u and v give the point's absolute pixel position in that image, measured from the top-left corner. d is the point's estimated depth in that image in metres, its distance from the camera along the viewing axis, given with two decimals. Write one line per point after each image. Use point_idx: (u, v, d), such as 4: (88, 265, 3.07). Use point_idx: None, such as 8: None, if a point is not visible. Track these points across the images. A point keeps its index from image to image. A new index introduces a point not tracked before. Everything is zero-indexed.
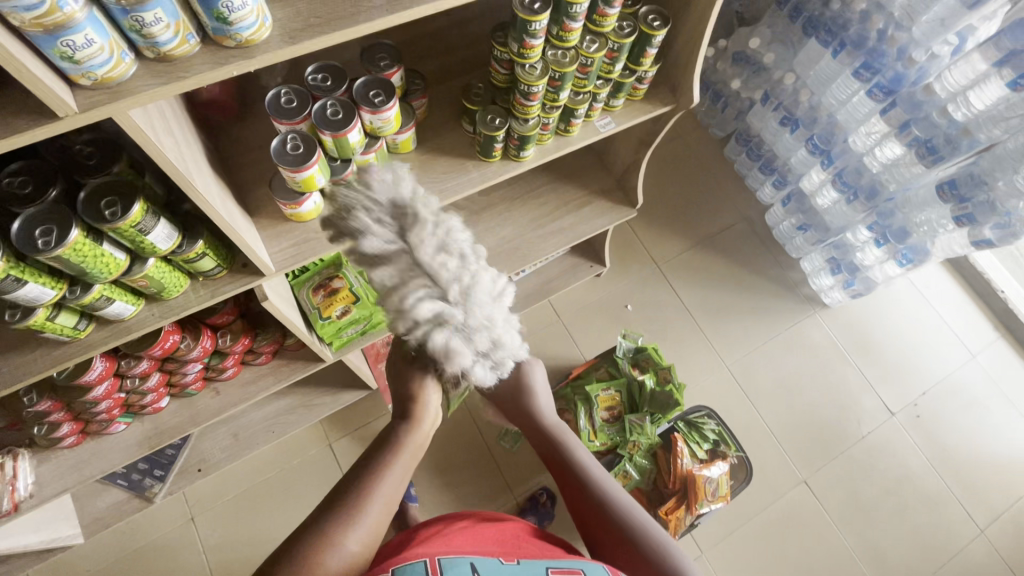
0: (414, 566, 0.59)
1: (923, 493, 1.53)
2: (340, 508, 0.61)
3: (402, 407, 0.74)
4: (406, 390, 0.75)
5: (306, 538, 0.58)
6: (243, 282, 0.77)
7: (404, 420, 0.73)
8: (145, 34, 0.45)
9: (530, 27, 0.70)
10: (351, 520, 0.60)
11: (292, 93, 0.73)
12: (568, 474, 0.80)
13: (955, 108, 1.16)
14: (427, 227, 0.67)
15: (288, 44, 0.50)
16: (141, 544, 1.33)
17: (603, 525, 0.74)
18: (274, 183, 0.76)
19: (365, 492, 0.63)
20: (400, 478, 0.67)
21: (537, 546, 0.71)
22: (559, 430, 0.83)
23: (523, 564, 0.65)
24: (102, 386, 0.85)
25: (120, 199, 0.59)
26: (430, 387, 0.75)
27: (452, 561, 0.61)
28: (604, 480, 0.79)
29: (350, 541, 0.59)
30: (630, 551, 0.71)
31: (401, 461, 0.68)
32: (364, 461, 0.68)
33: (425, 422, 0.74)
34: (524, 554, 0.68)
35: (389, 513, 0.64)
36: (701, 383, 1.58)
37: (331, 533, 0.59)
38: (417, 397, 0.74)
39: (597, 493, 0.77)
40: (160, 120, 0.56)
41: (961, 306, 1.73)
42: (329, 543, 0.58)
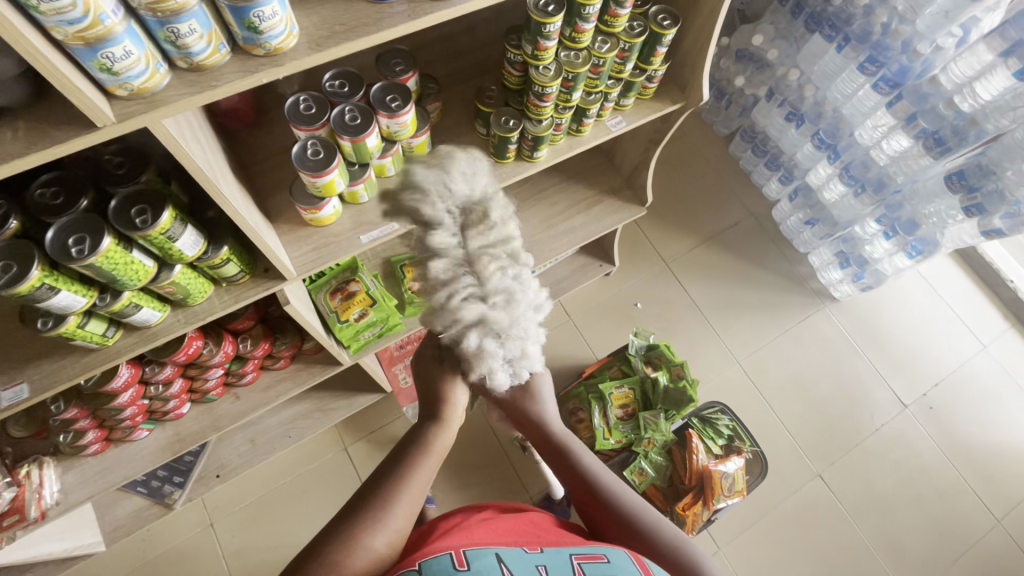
0: (441, 557, 0.59)
1: (938, 484, 1.53)
2: (367, 511, 0.62)
3: (429, 409, 0.76)
4: (436, 390, 0.77)
5: (333, 541, 0.59)
6: (265, 286, 0.78)
7: (432, 420, 0.74)
8: (179, 45, 0.46)
9: (544, 29, 0.71)
10: (378, 522, 0.61)
11: (310, 99, 0.75)
12: (578, 479, 0.78)
13: (962, 99, 1.17)
14: (488, 231, 0.66)
15: (314, 52, 0.52)
16: (161, 551, 1.34)
17: (617, 527, 0.73)
18: (294, 188, 0.77)
19: (390, 495, 0.64)
20: (426, 480, 0.68)
21: (555, 533, 0.72)
22: (566, 438, 0.82)
23: (546, 552, 0.66)
24: (127, 393, 0.86)
25: (151, 207, 0.60)
26: (458, 388, 0.77)
27: (477, 553, 0.62)
28: (614, 483, 0.78)
29: (377, 543, 0.60)
30: (647, 550, 0.71)
31: (427, 463, 0.69)
32: (389, 462, 0.69)
33: (451, 425, 0.75)
34: (547, 543, 0.68)
35: (414, 515, 0.65)
36: (713, 378, 1.58)
37: (358, 535, 0.59)
38: (445, 398, 0.76)
39: (607, 496, 0.76)
40: (188, 128, 0.58)
41: (970, 297, 1.73)
42: (356, 545, 0.59)
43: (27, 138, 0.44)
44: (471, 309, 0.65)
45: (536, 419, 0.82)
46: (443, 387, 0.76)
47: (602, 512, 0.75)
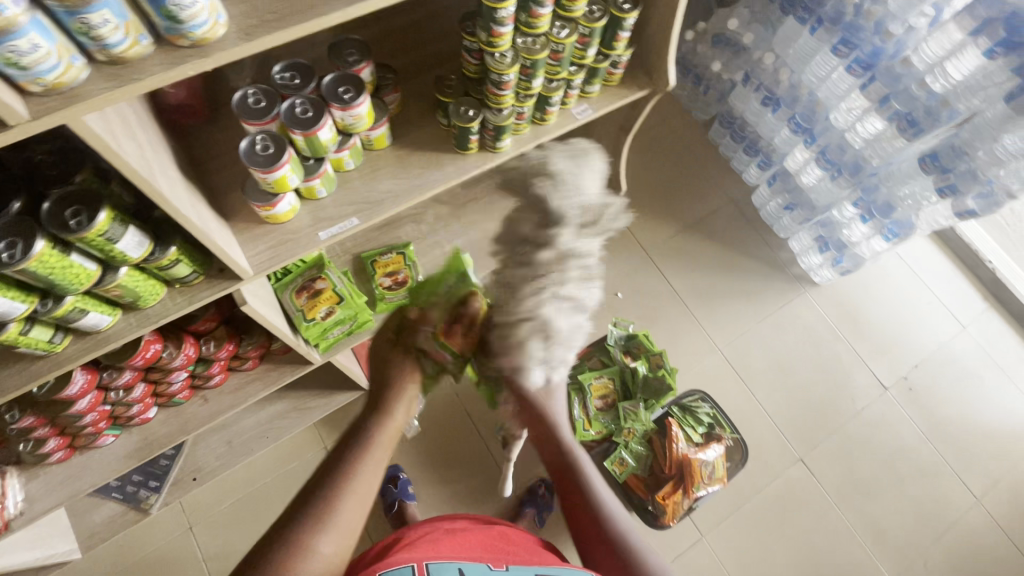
0: (403, 569, 0.67)
1: (918, 464, 1.54)
2: (312, 514, 0.60)
3: (376, 400, 0.75)
4: (387, 376, 0.77)
5: (277, 548, 0.58)
6: (220, 287, 0.76)
7: (374, 412, 0.73)
8: (94, 36, 0.44)
9: (497, 14, 0.69)
10: (323, 525, 0.60)
11: (259, 92, 0.73)
12: (575, 491, 0.76)
13: (934, 80, 1.15)
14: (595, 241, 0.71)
15: (245, 41, 0.49)
16: (139, 556, 1.32)
17: (606, 550, 0.72)
18: (246, 185, 0.75)
19: (336, 495, 0.63)
20: (374, 475, 0.67)
21: (525, 550, 0.77)
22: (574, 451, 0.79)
23: (511, 571, 0.71)
24: (85, 399, 0.84)
25: (86, 208, 0.58)
26: (408, 375, 0.77)
27: (440, 566, 0.68)
28: (611, 502, 0.76)
29: (324, 546, 0.59)
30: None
31: (374, 456, 0.68)
32: (334, 460, 0.67)
33: (395, 417, 0.74)
34: (513, 559, 0.73)
35: (363, 514, 0.64)
36: (694, 367, 1.58)
37: (305, 539, 0.58)
38: (398, 389, 0.75)
39: (602, 512, 0.74)
40: (121, 124, 0.55)
41: (951, 279, 1.74)
42: (306, 551, 0.58)
43: None
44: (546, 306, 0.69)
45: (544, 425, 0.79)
46: (398, 373, 0.77)
47: (595, 531, 0.74)
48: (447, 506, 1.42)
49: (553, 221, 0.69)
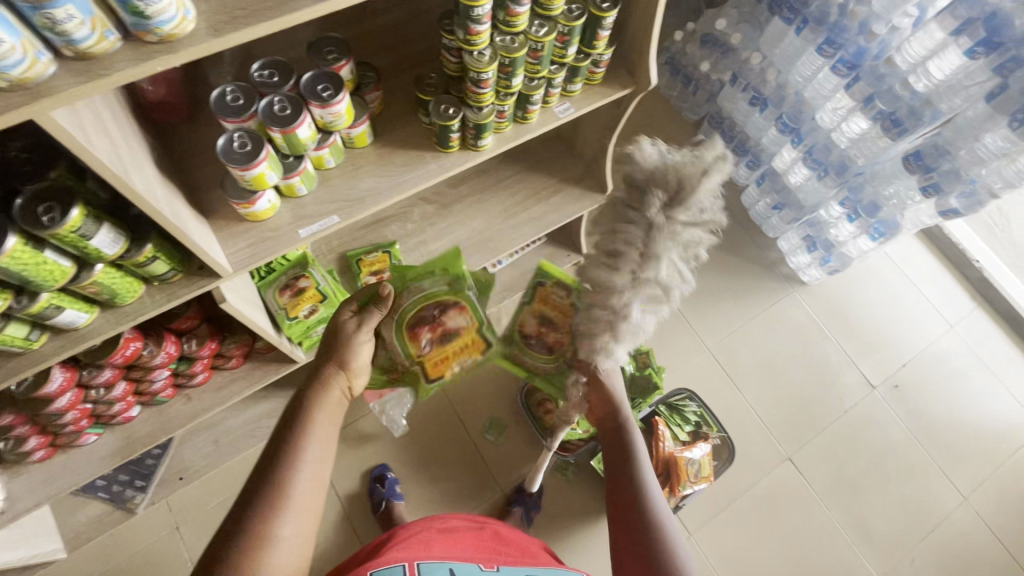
0: (395, 568, 0.69)
1: (904, 462, 1.54)
2: (266, 496, 0.62)
3: (316, 372, 0.76)
4: (334, 343, 0.79)
5: (238, 536, 0.59)
6: (199, 285, 0.76)
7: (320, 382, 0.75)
8: (59, 32, 0.44)
9: (473, 12, 0.69)
10: (281, 505, 0.61)
11: (237, 90, 0.73)
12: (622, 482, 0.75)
13: (916, 79, 1.17)
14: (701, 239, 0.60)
15: (214, 37, 0.49)
16: (123, 558, 1.28)
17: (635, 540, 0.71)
18: (225, 183, 0.75)
19: (286, 477, 0.63)
20: (324, 445, 0.69)
21: (518, 550, 0.80)
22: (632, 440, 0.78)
23: (502, 571, 0.73)
24: (65, 398, 0.84)
25: (58, 204, 0.58)
26: (355, 342, 0.79)
27: (431, 566, 0.70)
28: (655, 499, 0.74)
29: (285, 526, 0.61)
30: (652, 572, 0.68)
31: (321, 427, 0.70)
32: (284, 433, 0.68)
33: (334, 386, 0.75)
34: (505, 561, 0.76)
35: (318, 488, 0.66)
36: (683, 366, 1.58)
37: (263, 524, 0.60)
38: (337, 357, 0.77)
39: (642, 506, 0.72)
40: (93, 121, 0.56)
41: (939, 279, 1.74)
42: (267, 538, 0.59)
43: None
44: (659, 276, 0.58)
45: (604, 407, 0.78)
46: (343, 337, 0.79)
47: (631, 522, 0.72)
48: (435, 505, 1.41)
49: (673, 203, 0.58)
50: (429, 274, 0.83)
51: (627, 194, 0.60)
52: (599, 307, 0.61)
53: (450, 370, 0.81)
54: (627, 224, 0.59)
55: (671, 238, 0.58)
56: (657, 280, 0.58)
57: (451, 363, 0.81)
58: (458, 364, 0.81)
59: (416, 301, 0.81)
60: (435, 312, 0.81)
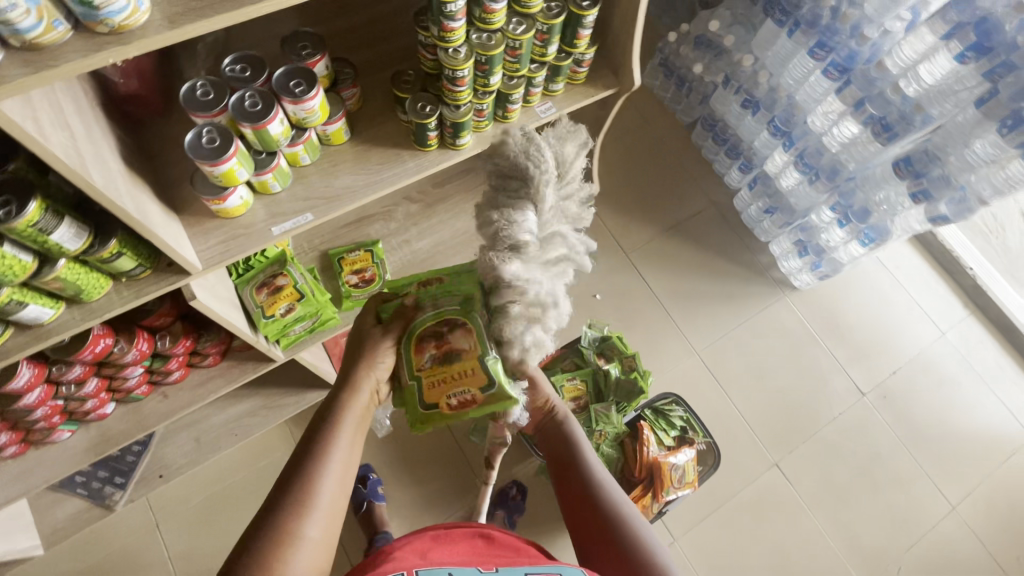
0: None
1: (893, 471, 1.53)
2: (293, 498, 0.61)
3: (341, 373, 0.72)
4: (360, 348, 0.72)
5: (265, 537, 0.58)
6: (168, 281, 0.75)
7: (346, 386, 0.70)
8: (3, 21, 0.43)
9: (446, 8, 0.68)
10: (307, 508, 0.61)
11: (208, 84, 0.72)
12: (571, 471, 0.81)
13: (907, 84, 1.15)
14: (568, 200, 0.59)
15: (168, 28, 0.48)
16: (103, 554, 1.31)
17: (598, 527, 0.75)
18: (195, 179, 0.74)
19: (312, 481, 0.63)
20: (349, 450, 0.68)
21: (512, 550, 0.79)
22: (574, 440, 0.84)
23: (500, 572, 0.72)
24: (34, 393, 0.83)
25: (15, 198, 0.57)
26: (385, 350, 0.71)
27: (429, 572, 0.69)
28: (603, 477, 0.80)
29: (311, 530, 0.60)
30: (616, 550, 0.73)
31: (347, 432, 0.68)
32: (309, 438, 0.67)
33: (363, 390, 0.70)
34: (503, 563, 0.75)
35: (343, 493, 0.65)
36: (670, 370, 1.57)
37: (290, 527, 0.59)
38: (366, 356, 0.70)
39: (591, 483, 0.79)
40: (50, 113, 0.54)
41: (932, 286, 1.73)
42: (291, 542, 0.59)
43: None
44: (566, 251, 0.56)
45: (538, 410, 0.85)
46: (370, 346, 0.71)
47: (589, 513, 0.77)
48: (416, 506, 1.40)
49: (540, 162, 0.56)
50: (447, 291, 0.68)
51: (501, 181, 0.58)
52: (514, 301, 0.53)
53: (445, 399, 0.67)
54: (517, 207, 0.55)
55: (557, 212, 0.57)
56: (564, 254, 0.56)
57: (448, 390, 0.67)
58: (453, 394, 0.66)
59: (428, 316, 0.68)
60: (442, 331, 0.67)
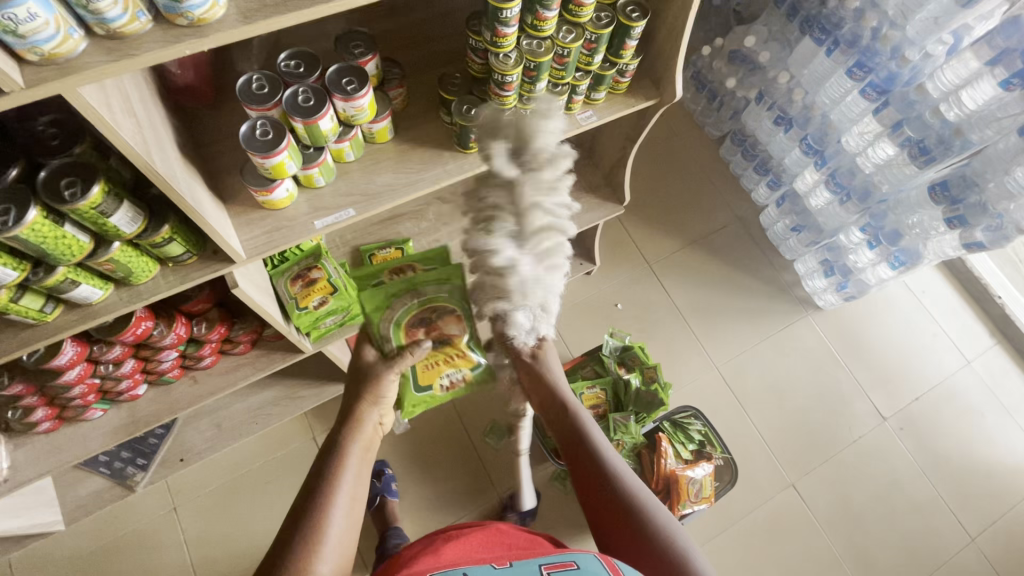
0: None
1: (912, 499, 1.50)
2: (305, 534, 0.63)
3: (348, 410, 0.78)
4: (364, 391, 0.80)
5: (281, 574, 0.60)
6: (212, 269, 0.76)
7: (346, 423, 0.76)
8: (92, 10, 0.44)
9: (501, 15, 0.69)
10: (318, 544, 0.62)
11: (263, 79, 0.73)
12: (585, 457, 0.81)
13: (948, 108, 1.15)
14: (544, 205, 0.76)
15: (243, 24, 0.50)
16: (122, 533, 1.33)
17: (620, 517, 0.75)
18: (245, 169, 0.76)
19: (322, 517, 0.64)
20: (356, 483, 0.70)
21: (526, 545, 0.78)
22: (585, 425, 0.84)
23: (515, 565, 0.72)
24: (74, 370, 0.85)
25: (80, 180, 0.58)
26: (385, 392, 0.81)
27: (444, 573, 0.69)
28: (617, 463, 0.80)
29: (323, 567, 0.61)
30: (639, 538, 0.73)
31: (352, 464, 0.71)
32: (318, 470, 0.70)
33: (366, 423, 0.77)
34: (517, 556, 0.74)
35: (353, 525, 0.67)
36: (690, 383, 1.56)
37: (302, 564, 0.60)
38: (371, 394, 0.80)
39: (607, 471, 0.79)
40: (120, 100, 0.56)
41: (958, 313, 1.71)
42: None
43: None
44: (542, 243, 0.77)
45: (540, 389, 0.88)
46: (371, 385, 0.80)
47: (607, 502, 0.77)
48: (429, 505, 1.41)
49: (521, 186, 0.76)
50: (435, 279, 0.87)
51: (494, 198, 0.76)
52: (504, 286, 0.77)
53: (438, 377, 0.91)
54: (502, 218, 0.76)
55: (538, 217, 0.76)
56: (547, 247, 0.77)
57: (440, 372, 0.91)
58: (446, 376, 0.91)
59: (415, 304, 0.85)
60: (431, 317, 0.85)
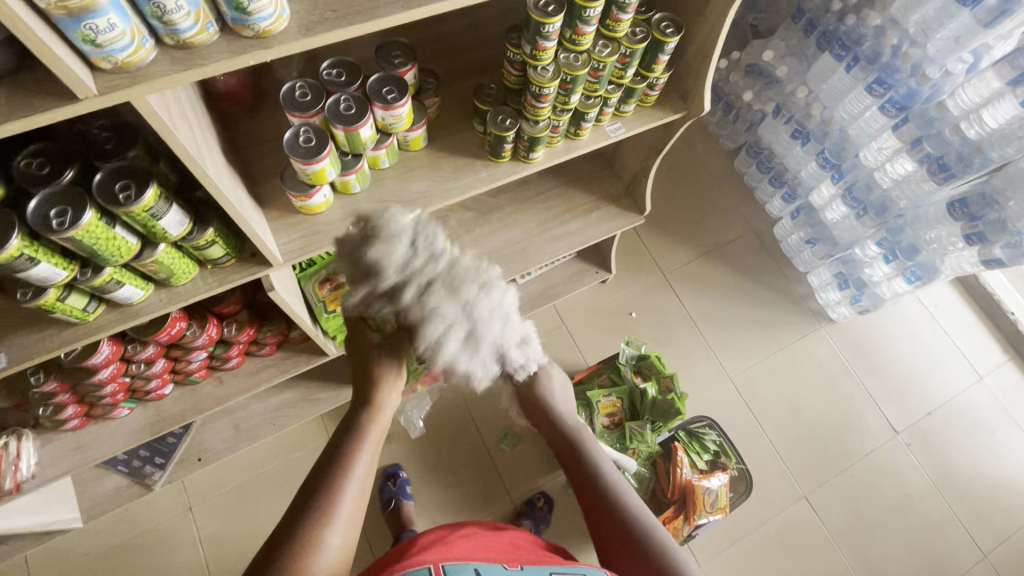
0: (420, 570, 0.68)
1: (926, 515, 1.50)
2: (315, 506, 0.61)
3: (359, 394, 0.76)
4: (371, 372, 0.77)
5: (288, 545, 0.58)
6: (250, 271, 0.78)
7: (364, 405, 0.75)
8: (166, 21, 0.46)
9: (544, 29, 0.71)
10: (329, 517, 0.61)
11: (306, 86, 0.75)
12: (582, 475, 0.83)
13: (968, 126, 1.17)
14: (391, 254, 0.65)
15: (305, 36, 0.51)
16: (137, 531, 1.34)
17: (616, 532, 0.75)
18: (285, 174, 0.77)
19: (336, 493, 0.63)
20: (369, 466, 0.69)
21: (534, 554, 0.79)
22: (582, 441, 0.86)
23: (526, 570, 0.72)
24: (108, 369, 0.86)
25: (134, 183, 0.60)
26: (392, 373, 0.77)
27: (455, 567, 0.69)
28: (618, 482, 0.81)
29: (334, 538, 0.60)
30: (635, 551, 0.73)
31: (368, 448, 0.70)
32: (333, 450, 0.69)
33: (384, 408, 0.76)
34: (527, 561, 0.75)
35: (363, 504, 0.66)
36: (704, 393, 1.57)
37: (313, 534, 0.59)
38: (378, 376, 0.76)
39: (603, 486, 0.80)
40: (177, 107, 0.58)
41: (970, 328, 1.71)
42: (315, 546, 0.58)
43: (9, 106, 0.44)
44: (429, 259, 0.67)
45: (548, 412, 0.88)
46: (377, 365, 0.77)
47: (605, 515, 0.77)
48: (443, 510, 1.41)
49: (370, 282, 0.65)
50: None
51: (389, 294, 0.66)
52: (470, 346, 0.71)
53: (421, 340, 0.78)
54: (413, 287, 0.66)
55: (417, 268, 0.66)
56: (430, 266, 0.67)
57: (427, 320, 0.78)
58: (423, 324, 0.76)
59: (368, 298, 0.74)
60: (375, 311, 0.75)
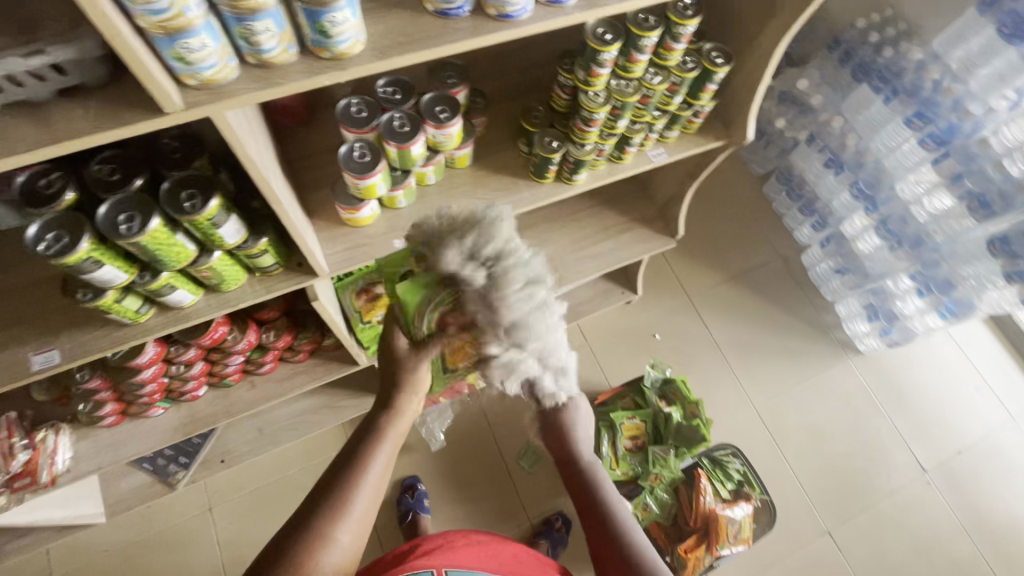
0: None
1: (952, 558, 1.46)
2: (330, 502, 0.61)
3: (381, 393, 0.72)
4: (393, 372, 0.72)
5: (298, 539, 0.59)
6: (296, 281, 0.79)
7: (385, 408, 0.71)
8: (252, 42, 0.48)
9: (599, 56, 0.73)
10: (342, 514, 0.61)
11: (362, 103, 0.77)
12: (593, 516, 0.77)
13: (1011, 163, 1.14)
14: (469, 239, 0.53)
15: (378, 59, 0.53)
16: (158, 530, 1.34)
17: None
18: (336, 188, 0.79)
19: (349, 487, 0.63)
20: (385, 470, 0.66)
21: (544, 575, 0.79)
22: (597, 478, 0.80)
23: None
24: (150, 369, 0.87)
25: (200, 193, 0.62)
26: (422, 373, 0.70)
27: None
28: (632, 528, 0.75)
29: (344, 535, 0.60)
30: None
31: (384, 450, 0.67)
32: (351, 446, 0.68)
33: (406, 412, 0.71)
34: None
35: (376, 500, 0.65)
36: (727, 420, 1.55)
37: (324, 529, 0.60)
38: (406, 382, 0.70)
39: (615, 531, 0.75)
40: (246, 121, 0.59)
41: (1003, 365, 1.68)
42: (325, 540, 0.59)
43: (97, 118, 0.46)
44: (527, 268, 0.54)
45: (568, 445, 0.81)
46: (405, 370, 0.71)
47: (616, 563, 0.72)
48: (460, 525, 1.40)
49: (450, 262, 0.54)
50: None
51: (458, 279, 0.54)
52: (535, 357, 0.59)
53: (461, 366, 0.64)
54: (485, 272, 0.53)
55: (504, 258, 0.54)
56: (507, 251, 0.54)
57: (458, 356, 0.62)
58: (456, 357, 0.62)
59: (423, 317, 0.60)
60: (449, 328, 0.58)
